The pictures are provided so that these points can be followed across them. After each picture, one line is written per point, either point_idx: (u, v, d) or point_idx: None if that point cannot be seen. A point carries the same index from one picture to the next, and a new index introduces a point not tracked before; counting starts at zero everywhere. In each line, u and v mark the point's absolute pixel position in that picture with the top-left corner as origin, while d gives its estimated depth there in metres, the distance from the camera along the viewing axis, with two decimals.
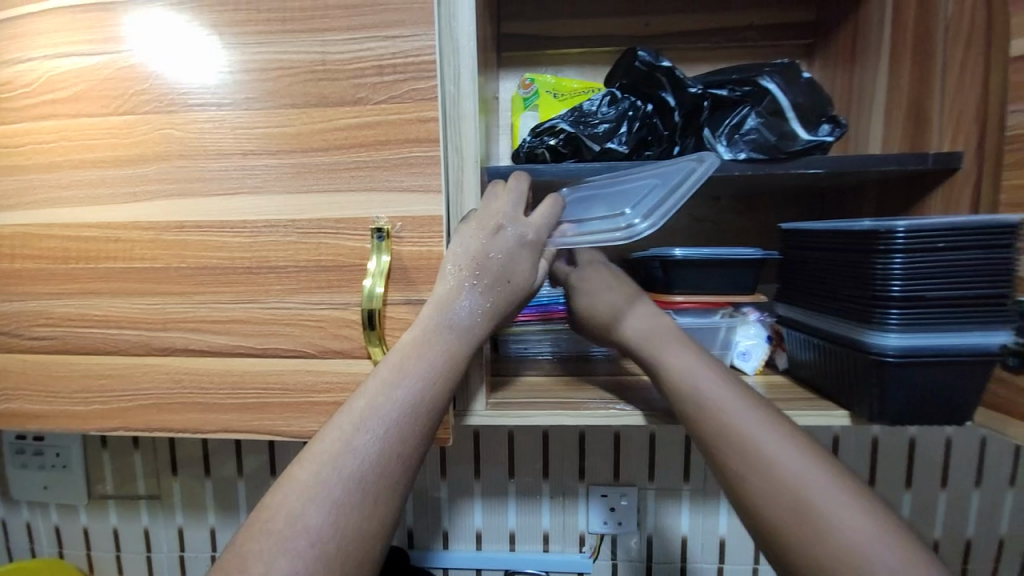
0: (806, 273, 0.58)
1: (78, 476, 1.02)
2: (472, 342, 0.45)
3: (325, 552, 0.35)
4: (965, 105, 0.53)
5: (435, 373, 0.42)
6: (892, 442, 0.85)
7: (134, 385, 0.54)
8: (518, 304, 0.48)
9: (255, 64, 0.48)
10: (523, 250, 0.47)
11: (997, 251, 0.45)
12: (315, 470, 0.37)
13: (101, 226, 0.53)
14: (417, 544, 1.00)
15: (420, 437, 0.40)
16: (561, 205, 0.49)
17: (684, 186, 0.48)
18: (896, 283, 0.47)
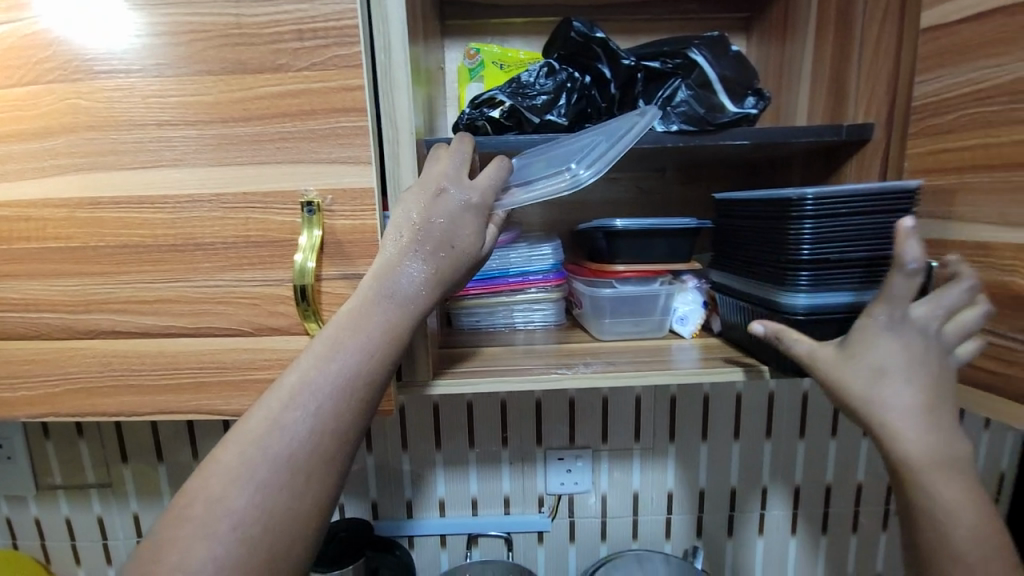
0: (733, 240, 0.62)
1: (22, 468, 0.98)
2: (414, 314, 0.44)
3: (249, 534, 0.35)
4: (878, 78, 0.56)
5: (372, 347, 0.41)
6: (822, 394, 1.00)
7: (60, 369, 0.52)
8: (464, 269, 0.47)
9: (165, 27, 0.45)
10: (466, 214, 0.47)
11: (896, 215, 0.49)
12: (240, 452, 0.37)
13: (8, 204, 0.49)
14: (382, 515, 1.03)
15: (355, 414, 0.40)
16: (507, 168, 0.49)
17: (630, 137, 0.50)
18: (806, 246, 0.51)
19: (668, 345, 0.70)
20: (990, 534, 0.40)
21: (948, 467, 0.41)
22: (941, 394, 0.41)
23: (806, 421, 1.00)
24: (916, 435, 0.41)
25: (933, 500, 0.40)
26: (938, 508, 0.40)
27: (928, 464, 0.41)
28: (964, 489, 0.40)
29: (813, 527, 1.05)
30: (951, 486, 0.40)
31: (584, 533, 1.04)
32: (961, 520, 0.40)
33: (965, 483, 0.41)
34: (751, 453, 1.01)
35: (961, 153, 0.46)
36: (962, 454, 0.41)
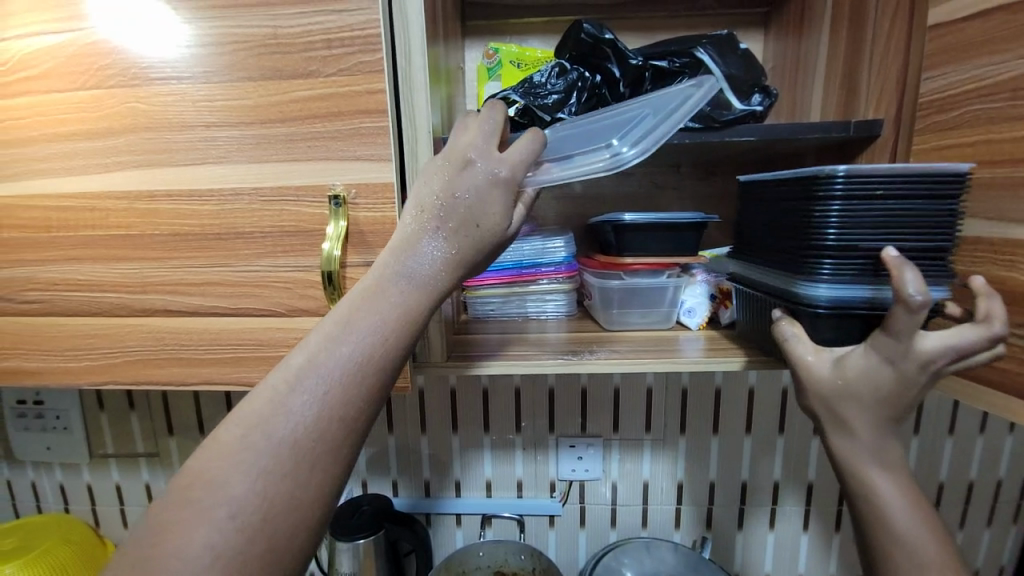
0: (760, 225, 0.60)
1: (80, 437, 1.08)
2: (432, 297, 0.43)
3: (248, 525, 0.33)
4: (888, 74, 0.57)
5: (387, 330, 0.40)
6: None
7: (120, 343, 0.59)
8: (488, 249, 0.46)
9: (211, 38, 0.51)
10: (495, 188, 0.45)
11: (942, 200, 0.46)
12: (240, 434, 0.35)
13: (77, 196, 0.56)
14: (402, 493, 1.09)
15: (366, 401, 0.38)
16: (542, 141, 0.47)
17: (681, 111, 0.50)
18: (832, 229, 0.49)
19: (675, 336, 0.72)
20: (926, 527, 0.45)
21: (884, 468, 0.45)
22: (897, 410, 0.44)
23: None
24: (859, 442, 0.45)
25: (872, 495, 0.45)
26: (876, 500, 0.45)
27: (862, 466, 0.45)
28: (898, 486, 0.45)
29: (826, 524, 1.05)
30: (889, 485, 0.45)
31: (593, 519, 1.07)
32: (899, 510, 0.45)
33: (901, 481, 0.45)
34: (763, 448, 1.02)
35: (964, 150, 0.47)
36: (895, 457, 0.45)
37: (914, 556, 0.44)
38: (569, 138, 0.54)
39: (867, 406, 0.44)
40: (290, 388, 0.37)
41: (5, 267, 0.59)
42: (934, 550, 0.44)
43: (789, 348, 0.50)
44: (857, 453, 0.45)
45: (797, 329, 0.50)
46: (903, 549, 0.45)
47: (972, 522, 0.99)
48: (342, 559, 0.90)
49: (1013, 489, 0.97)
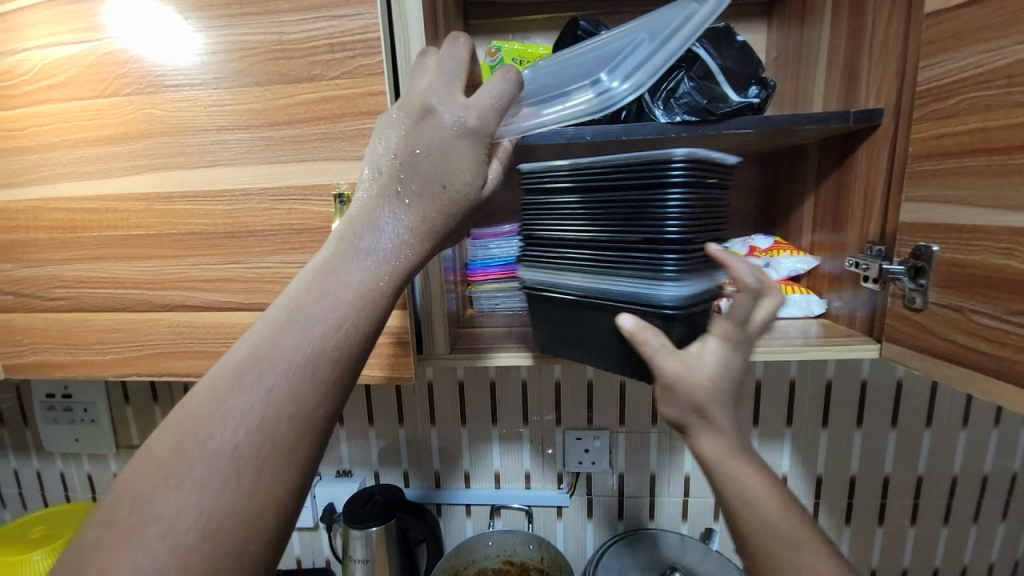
0: (569, 227, 0.56)
1: (106, 429, 1.13)
2: (391, 278, 0.40)
3: (182, 545, 0.31)
4: (887, 65, 0.58)
5: (342, 313, 0.37)
6: (880, 386, 0.98)
7: (142, 337, 0.62)
8: (460, 212, 0.44)
9: (221, 45, 0.53)
10: (463, 141, 0.43)
11: (719, 191, 0.55)
12: (172, 442, 0.33)
13: (99, 198, 0.59)
14: (414, 484, 1.12)
15: (320, 394, 0.36)
16: (512, 82, 0.45)
17: (677, 37, 0.51)
18: (677, 220, 0.51)
19: None
20: (793, 513, 0.45)
21: (743, 457, 0.46)
22: (732, 396, 0.46)
23: (829, 408, 0.99)
24: (715, 435, 0.46)
25: (738, 488, 0.45)
26: (743, 495, 0.45)
27: (723, 460, 0.46)
28: (758, 476, 0.46)
29: (836, 518, 1.05)
30: (748, 475, 0.45)
31: (601, 511, 1.08)
32: (764, 500, 0.45)
33: (757, 469, 0.46)
34: (771, 441, 1.02)
35: (962, 137, 0.46)
36: (747, 445, 0.47)
37: (788, 546, 0.44)
38: (552, 72, 0.56)
39: (714, 399, 0.45)
40: (229, 386, 0.35)
41: (34, 265, 0.63)
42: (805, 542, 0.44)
43: (658, 363, 0.47)
44: (717, 448, 0.46)
45: (659, 338, 0.48)
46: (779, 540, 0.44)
47: (987, 514, 1.02)
48: (355, 546, 0.93)
49: None
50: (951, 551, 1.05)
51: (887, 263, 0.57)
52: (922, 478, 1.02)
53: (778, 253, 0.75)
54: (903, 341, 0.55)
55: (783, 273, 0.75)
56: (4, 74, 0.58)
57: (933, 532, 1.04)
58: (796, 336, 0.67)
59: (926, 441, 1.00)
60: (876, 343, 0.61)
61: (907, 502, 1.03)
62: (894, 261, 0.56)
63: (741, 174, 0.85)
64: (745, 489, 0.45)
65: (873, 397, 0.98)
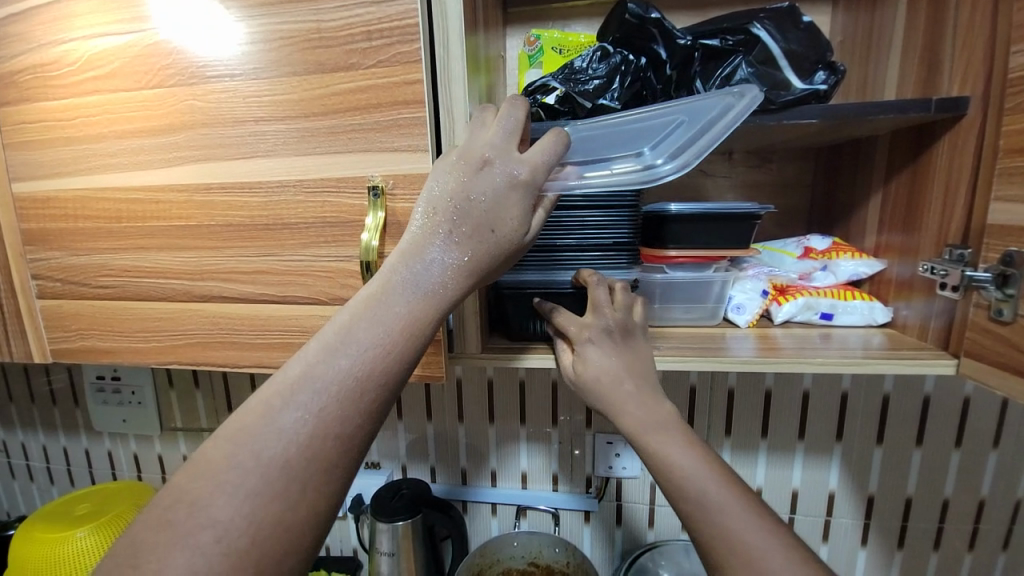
0: (541, 234, 0.64)
1: (150, 411, 1.18)
2: (435, 310, 0.43)
3: (234, 550, 0.33)
4: (974, 49, 0.52)
5: (389, 342, 0.40)
6: (944, 401, 0.90)
7: (182, 326, 0.63)
8: (502, 255, 0.46)
9: (261, 35, 0.53)
10: (514, 192, 0.46)
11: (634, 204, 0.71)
12: (228, 451, 0.36)
13: (143, 189, 0.60)
14: (440, 479, 1.11)
15: (364, 415, 0.39)
16: (562, 143, 0.47)
17: (721, 121, 0.48)
18: (629, 228, 0.65)
19: (722, 334, 0.68)
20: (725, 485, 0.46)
21: (662, 430, 0.51)
22: (639, 376, 0.56)
23: (885, 423, 0.92)
24: (629, 408, 0.53)
25: (656, 458, 0.50)
26: (661, 463, 0.49)
27: (640, 430, 0.52)
28: (679, 445, 0.50)
29: (887, 541, 0.97)
30: (665, 441, 0.50)
31: (630, 518, 1.04)
32: (681, 468, 0.48)
33: (678, 440, 0.50)
34: (816, 456, 0.95)
35: None
36: (667, 418, 0.52)
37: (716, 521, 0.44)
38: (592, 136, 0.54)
39: (609, 371, 0.56)
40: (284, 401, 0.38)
41: (83, 255, 0.65)
42: (742, 515, 0.44)
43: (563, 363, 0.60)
44: (633, 420, 0.53)
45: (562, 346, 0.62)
46: (702, 511, 0.45)
47: None
48: (381, 539, 0.92)
49: None
50: None
51: (971, 270, 0.51)
52: (984, 501, 0.93)
53: (837, 255, 0.69)
54: (982, 357, 0.50)
55: (843, 277, 0.69)
56: (55, 66, 0.60)
57: (992, 562, 0.95)
58: (857, 346, 0.61)
59: (991, 463, 0.91)
60: (953, 358, 0.55)
61: (966, 528, 0.94)
62: (979, 268, 0.50)
63: (795, 170, 0.79)
64: (661, 457, 0.50)
65: (935, 412, 0.90)
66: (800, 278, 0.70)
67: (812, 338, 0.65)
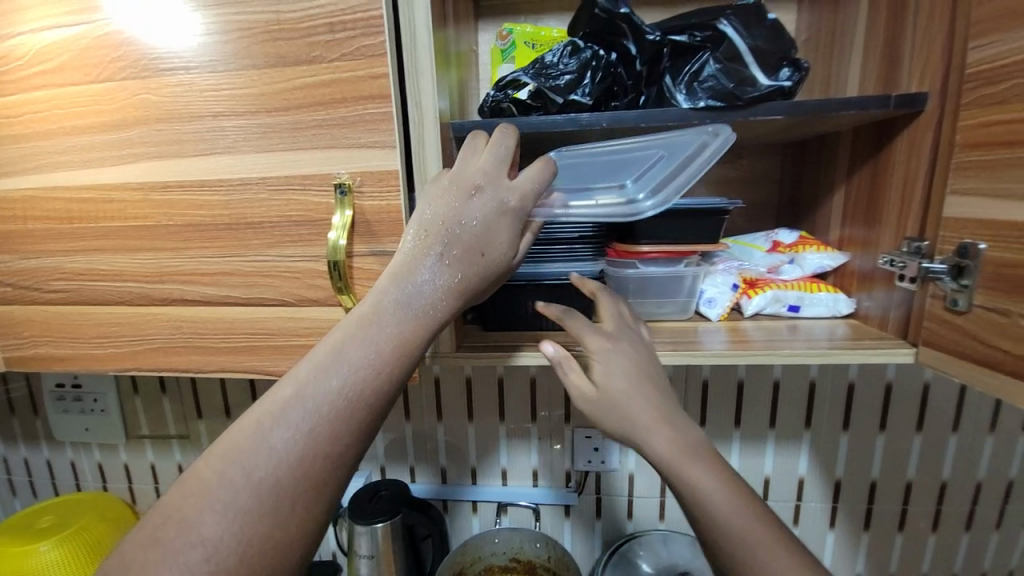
0: None
1: (116, 419, 1.13)
2: (425, 331, 0.42)
3: (223, 568, 0.32)
4: (931, 48, 0.53)
5: (380, 362, 0.39)
6: (907, 387, 0.93)
7: (142, 331, 0.60)
8: (490, 278, 0.47)
9: (218, 26, 0.50)
10: (503, 218, 0.46)
11: None
12: (219, 467, 0.35)
13: (96, 188, 0.57)
14: (419, 479, 1.10)
15: (353, 435, 0.38)
16: (549, 172, 0.48)
17: (694, 162, 0.54)
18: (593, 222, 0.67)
19: (694, 328, 0.68)
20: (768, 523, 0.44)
21: (697, 459, 0.49)
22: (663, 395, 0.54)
23: (851, 410, 0.95)
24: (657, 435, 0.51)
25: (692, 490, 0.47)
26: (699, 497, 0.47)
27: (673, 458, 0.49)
28: (714, 475, 0.48)
29: (853, 523, 1.01)
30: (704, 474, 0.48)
31: (610, 510, 1.06)
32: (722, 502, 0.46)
33: (713, 470, 0.48)
34: (787, 444, 0.98)
35: (1017, 125, 0.42)
36: (698, 442, 0.50)
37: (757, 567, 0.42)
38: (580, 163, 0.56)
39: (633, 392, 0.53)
40: (275, 420, 0.37)
41: (33, 257, 0.61)
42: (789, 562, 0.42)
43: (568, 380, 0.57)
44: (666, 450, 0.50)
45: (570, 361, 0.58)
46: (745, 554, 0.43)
47: (1013, 522, 0.98)
48: (360, 542, 0.91)
49: None
50: (974, 560, 1.01)
51: (927, 262, 0.53)
52: (946, 484, 0.98)
53: (804, 249, 0.72)
54: (939, 345, 0.52)
55: (809, 270, 0.70)
56: None
57: (954, 540, 1.00)
58: (822, 337, 0.63)
59: (951, 446, 0.95)
60: (910, 347, 0.57)
61: (929, 509, 0.99)
62: (935, 260, 0.52)
63: (764, 165, 0.81)
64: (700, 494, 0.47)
65: (898, 398, 0.94)
66: (769, 271, 0.72)
67: (779, 330, 0.66)
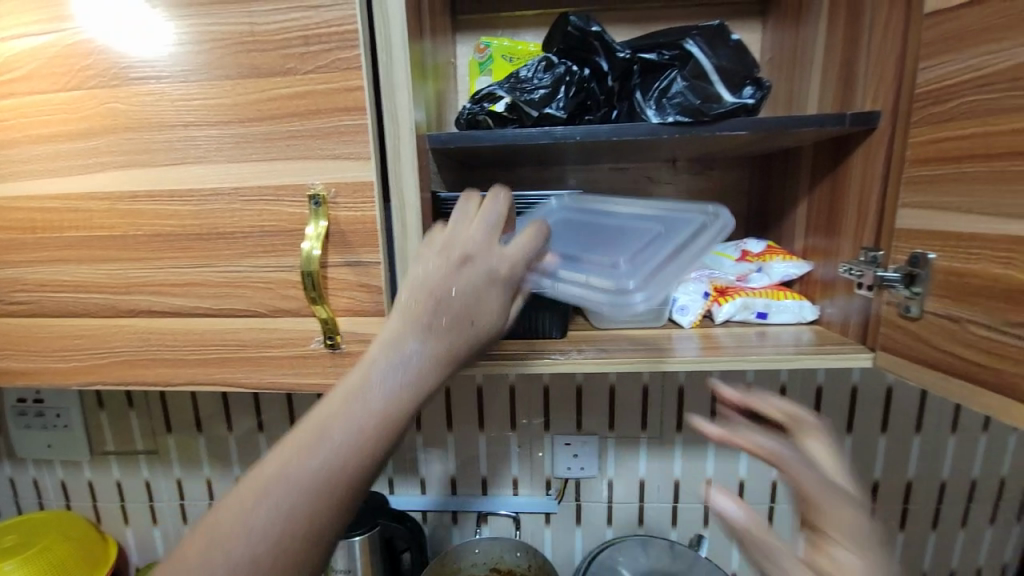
0: None
1: (80, 435, 1.09)
2: (414, 405, 0.38)
3: None
4: (883, 70, 0.57)
5: (363, 439, 0.35)
6: (872, 391, 0.97)
7: (108, 344, 0.59)
8: (481, 346, 0.43)
9: (190, 36, 0.50)
10: (494, 285, 0.43)
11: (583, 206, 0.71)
12: (201, 549, 0.32)
13: (60, 198, 0.56)
14: (398, 490, 1.09)
15: (335, 514, 0.34)
16: (539, 237, 0.47)
17: (692, 244, 0.55)
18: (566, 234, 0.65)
19: (668, 334, 0.70)
20: None
21: None
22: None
23: (820, 413, 0.98)
24: None
25: None
26: None
27: None
28: None
29: None
30: None
31: (590, 517, 1.06)
32: None
33: None
34: None
35: (962, 143, 0.45)
36: None
37: None
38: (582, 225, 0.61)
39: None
40: (255, 501, 0.33)
41: None
42: None
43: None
44: None
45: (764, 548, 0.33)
46: None
47: (976, 520, 1.02)
48: (337, 556, 0.89)
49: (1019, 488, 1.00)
50: (939, 556, 1.05)
51: (882, 270, 0.56)
52: (911, 483, 1.01)
53: (771, 257, 0.74)
54: (896, 350, 0.55)
55: (776, 278, 0.73)
56: None
57: (922, 538, 1.04)
58: (789, 343, 0.66)
59: (915, 446, 1.00)
60: (868, 352, 0.60)
61: (897, 507, 1.03)
62: (888, 269, 0.55)
63: (733, 178, 0.84)
64: None
65: (864, 401, 0.98)
66: (738, 279, 0.74)
67: (749, 336, 0.68)
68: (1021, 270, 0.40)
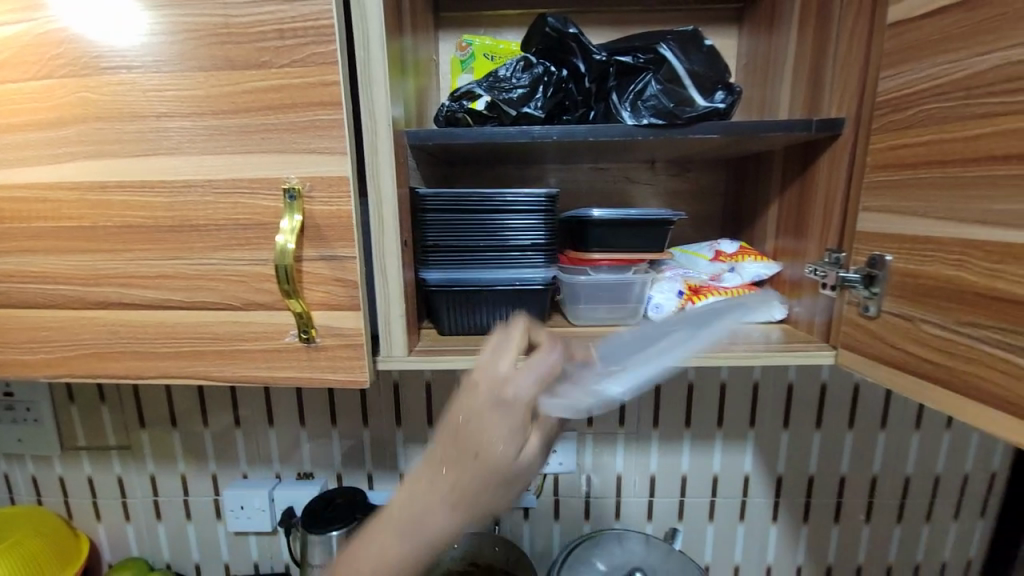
0: (460, 237, 0.66)
1: (50, 430, 1.06)
2: (436, 535, 0.40)
3: None
4: (848, 79, 0.59)
5: (392, 559, 0.40)
6: (841, 389, 1.01)
7: (76, 336, 0.58)
8: (493, 481, 0.39)
9: (163, 26, 0.50)
10: (498, 412, 0.39)
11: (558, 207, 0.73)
12: None
13: (27, 187, 0.55)
14: (377, 486, 1.08)
15: None
16: (543, 361, 0.41)
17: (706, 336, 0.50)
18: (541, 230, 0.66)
19: None
20: None
21: None
22: None
23: (791, 410, 1.02)
24: None
25: None
26: None
27: None
28: None
29: (794, 516, 1.07)
30: None
31: (568, 511, 1.08)
32: None
33: None
34: (734, 442, 1.03)
35: (920, 150, 0.47)
36: None
37: None
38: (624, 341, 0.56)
39: None
40: None
41: None
42: None
43: None
44: None
45: None
46: None
47: (938, 513, 1.07)
48: (314, 551, 0.89)
49: (978, 483, 1.05)
50: (904, 549, 1.09)
51: (844, 271, 0.58)
52: (877, 477, 1.05)
53: (742, 258, 0.76)
54: (857, 348, 0.57)
55: (747, 278, 0.76)
56: None
57: (887, 530, 1.08)
58: (759, 341, 0.68)
59: (880, 442, 1.03)
60: (830, 349, 0.62)
61: (863, 501, 1.06)
62: (850, 270, 0.58)
63: (709, 180, 0.86)
64: None
65: (833, 399, 1.01)
66: (711, 279, 0.76)
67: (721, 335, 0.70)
68: (972, 273, 0.42)
